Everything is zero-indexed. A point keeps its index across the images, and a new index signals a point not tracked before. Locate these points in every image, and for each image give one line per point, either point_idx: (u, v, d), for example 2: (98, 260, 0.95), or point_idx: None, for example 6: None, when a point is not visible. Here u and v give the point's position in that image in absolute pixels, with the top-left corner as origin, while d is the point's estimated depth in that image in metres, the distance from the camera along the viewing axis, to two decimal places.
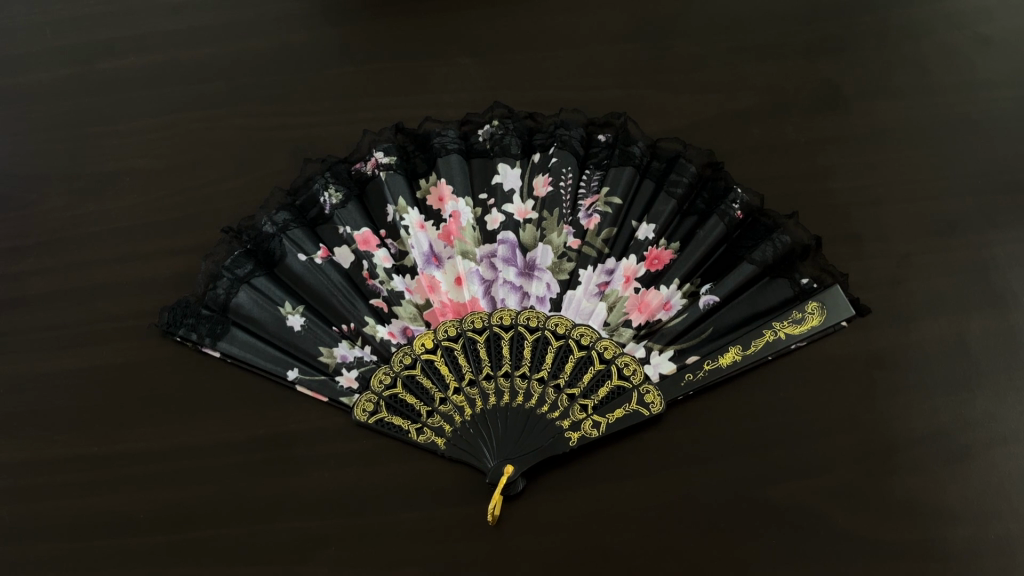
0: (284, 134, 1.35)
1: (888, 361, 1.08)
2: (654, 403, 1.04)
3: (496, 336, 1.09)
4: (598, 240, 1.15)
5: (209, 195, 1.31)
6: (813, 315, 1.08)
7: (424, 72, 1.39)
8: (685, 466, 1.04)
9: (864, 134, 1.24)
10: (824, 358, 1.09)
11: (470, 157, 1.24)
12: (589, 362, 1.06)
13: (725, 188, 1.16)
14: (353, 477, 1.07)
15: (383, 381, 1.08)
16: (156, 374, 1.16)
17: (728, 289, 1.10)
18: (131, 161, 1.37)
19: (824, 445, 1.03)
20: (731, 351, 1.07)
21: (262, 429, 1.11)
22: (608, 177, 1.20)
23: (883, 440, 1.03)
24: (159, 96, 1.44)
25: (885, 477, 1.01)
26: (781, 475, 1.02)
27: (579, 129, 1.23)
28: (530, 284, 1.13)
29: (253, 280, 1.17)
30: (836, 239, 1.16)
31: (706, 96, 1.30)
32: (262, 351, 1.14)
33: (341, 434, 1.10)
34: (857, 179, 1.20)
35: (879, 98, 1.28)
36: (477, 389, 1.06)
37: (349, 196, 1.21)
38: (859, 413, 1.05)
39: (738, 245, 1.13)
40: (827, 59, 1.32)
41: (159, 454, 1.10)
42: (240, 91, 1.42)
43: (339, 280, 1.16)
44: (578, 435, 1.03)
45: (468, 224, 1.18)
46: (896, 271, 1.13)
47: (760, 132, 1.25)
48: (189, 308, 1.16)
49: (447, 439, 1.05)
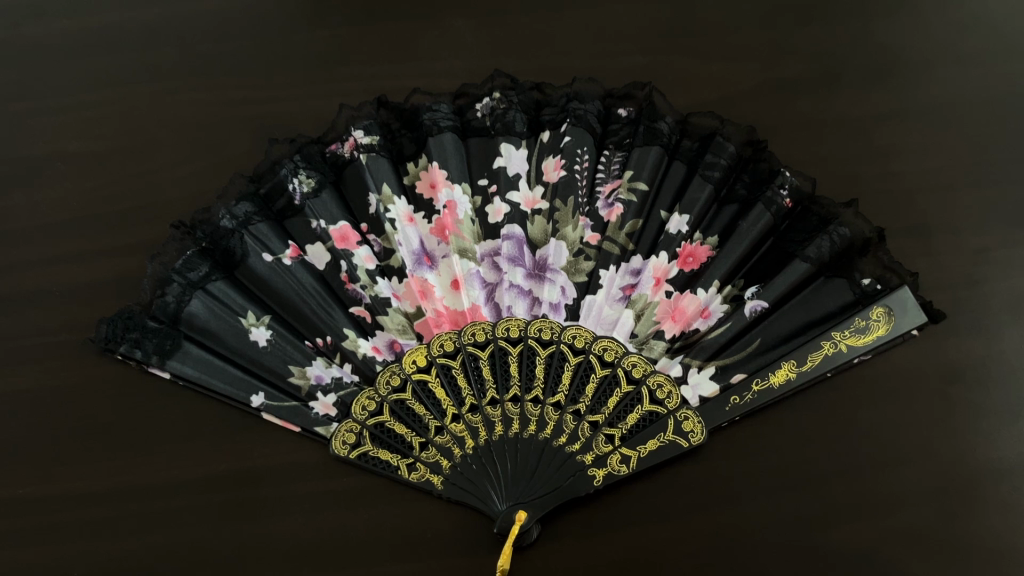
0: (249, 111, 1.16)
1: (967, 377, 0.91)
2: (694, 432, 0.87)
3: (502, 351, 0.91)
4: (621, 234, 0.97)
5: (159, 183, 1.11)
6: (879, 323, 0.90)
7: (411, 37, 1.20)
8: (730, 506, 0.86)
9: (928, 107, 1.06)
10: (893, 374, 0.92)
11: (466, 135, 1.04)
12: (614, 383, 0.89)
13: (770, 171, 0.97)
14: (333, 523, 0.89)
15: (367, 407, 0.90)
16: (93, 398, 0.97)
17: (778, 292, 0.92)
18: (66, 142, 1.16)
19: (896, 479, 0.86)
20: (784, 368, 0.89)
21: (221, 466, 0.92)
22: (631, 158, 1.01)
23: (964, 472, 0.86)
24: (98, 66, 1.23)
25: (971, 517, 0.84)
26: (848, 516, 0.85)
27: (596, 102, 1.03)
28: (540, 288, 0.94)
29: (208, 285, 0.97)
30: (901, 231, 0.98)
31: (742, 64, 1.12)
32: (220, 371, 0.94)
33: (318, 470, 0.91)
34: (923, 159, 1.03)
35: (943, 64, 1.10)
36: (481, 417, 0.88)
37: (324, 182, 1.02)
38: (937, 441, 0.88)
39: (787, 238, 0.95)
40: (880, 21, 1.14)
41: (97, 497, 0.91)
42: (194, 59, 1.22)
43: (312, 284, 0.97)
44: (603, 472, 0.86)
45: (466, 216, 0.99)
46: (974, 268, 0.96)
47: (808, 105, 1.07)
48: (133, 319, 0.95)
49: (445, 477, 0.87)
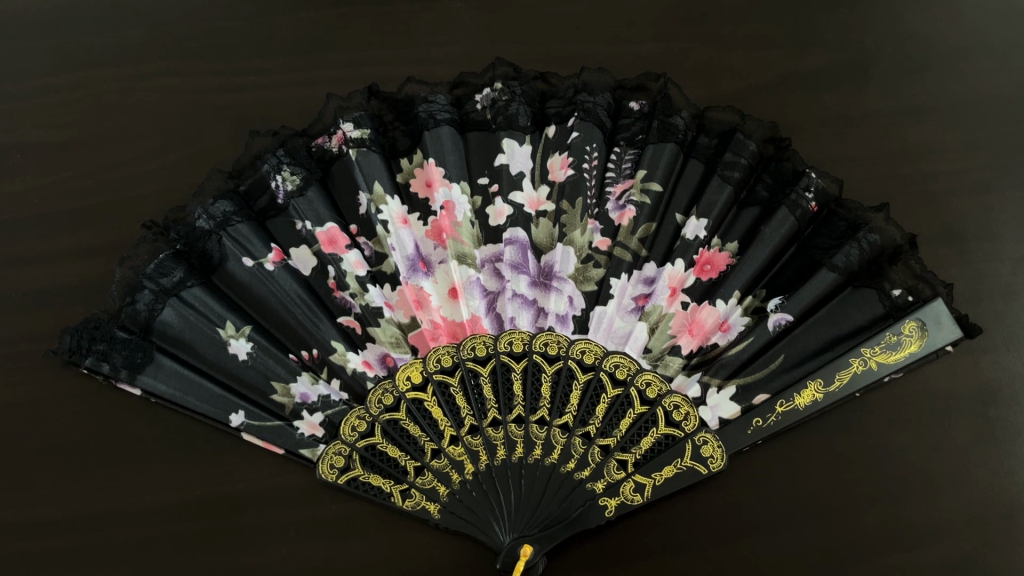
0: (228, 100, 1.07)
1: (1005, 398, 0.85)
2: (714, 457, 0.80)
3: (504, 367, 0.84)
4: (634, 239, 0.89)
5: (130, 177, 1.02)
6: (911, 338, 0.82)
7: (405, 19, 1.11)
8: (753, 538, 0.80)
9: (960, 103, 0.99)
10: (925, 393, 0.85)
11: (465, 129, 0.96)
12: (627, 404, 0.81)
13: (794, 172, 0.90)
14: (321, 553, 0.81)
15: (357, 427, 0.82)
16: (57, 415, 0.89)
17: (803, 305, 0.85)
18: (27, 130, 1.07)
19: (931, 509, 0.80)
20: (810, 388, 0.82)
21: (198, 491, 0.84)
22: (644, 156, 0.93)
23: (1003, 501, 0.80)
24: (62, 48, 1.14)
25: (1011, 551, 0.78)
26: (880, 549, 0.78)
27: (606, 94, 0.95)
28: (546, 298, 0.87)
29: (183, 292, 0.89)
30: (933, 238, 0.91)
31: (762, 54, 1.04)
32: (195, 388, 0.86)
33: (304, 495, 0.84)
34: (956, 160, 0.96)
35: (976, 56, 1.03)
36: (481, 439, 0.81)
37: (309, 179, 0.93)
38: (973, 467, 0.82)
39: (812, 245, 0.88)
40: (911, 9, 1.07)
41: (59, 525, 0.83)
42: (167, 41, 1.13)
43: (297, 291, 0.89)
44: (615, 502, 0.79)
45: (465, 218, 0.91)
46: (1011, 280, 0.89)
47: (833, 100, 1.00)
48: (100, 330, 0.87)
49: (442, 506, 0.80)
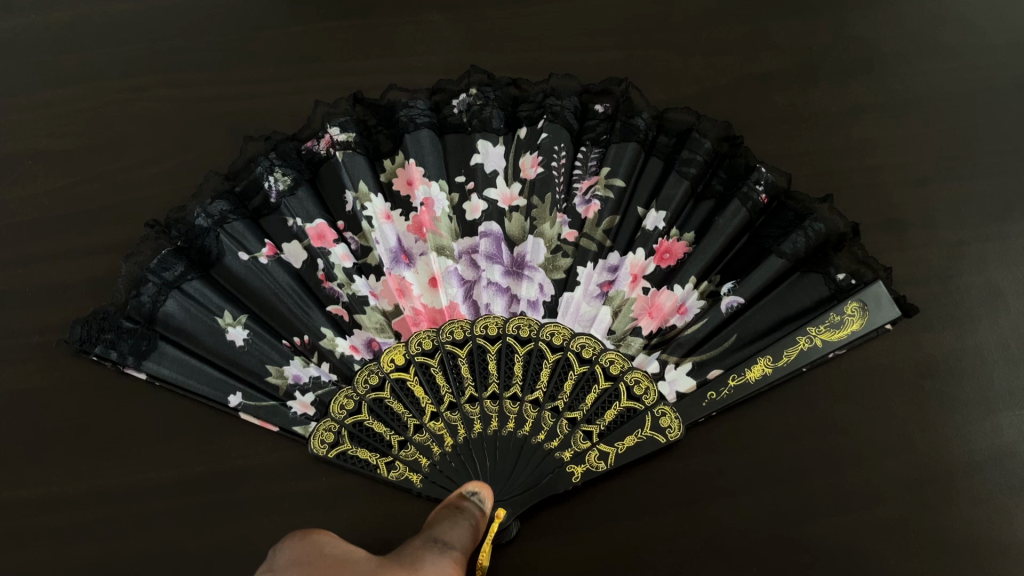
0: (224, 108, 1.15)
1: (940, 371, 0.92)
2: (672, 428, 0.87)
3: (480, 349, 0.91)
4: (599, 231, 0.97)
5: (134, 181, 1.10)
6: (853, 318, 0.90)
7: (388, 31, 1.19)
8: (709, 501, 0.87)
9: (902, 102, 1.07)
10: (867, 368, 0.93)
11: (443, 132, 1.03)
12: (592, 380, 0.89)
13: (745, 167, 0.97)
14: (314, 523, 0.89)
15: (345, 406, 0.89)
16: (68, 401, 0.96)
17: (754, 288, 0.93)
18: (38, 139, 1.15)
19: (873, 473, 0.87)
20: (760, 363, 0.90)
21: (200, 468, 0.92)
22: (608, 155, 1.01)
23: (938, 464, 0.88)
24: (69, 62, 1.21)
25: (944, 510, 0.85)
26: (824, 510, 0.86)
27: (573, 98, 1.03)
28: (519, 285, 0.95)
29: (184, 284, 0.96)
30: (876, 227, 0.99)
31: (720, 58, 1.12)
32: (196, 372, 0.94)
33: (298, 469, 0.92)
34: (897, 155, 1.04)
35: (917, 58, 1.11)
36: (459, 414, 0.88)
37: (300, 180, 1.01)
38: (911, 434, 0.89)
39: (763, 234, 0.95)
40: (859, 16, 1.15)
41: (73, 499, 0.90)
42: (168, 54, 1.21)
43: (289, 282, 0.97)
44: (581, 469, 0.86)
45: (443, 214, 0.99)
46: (945, 264, 0.97)
47: (785, 100, 1.08)
48: (107, 320, 0.94)
49: (424, 476, 0.87)
